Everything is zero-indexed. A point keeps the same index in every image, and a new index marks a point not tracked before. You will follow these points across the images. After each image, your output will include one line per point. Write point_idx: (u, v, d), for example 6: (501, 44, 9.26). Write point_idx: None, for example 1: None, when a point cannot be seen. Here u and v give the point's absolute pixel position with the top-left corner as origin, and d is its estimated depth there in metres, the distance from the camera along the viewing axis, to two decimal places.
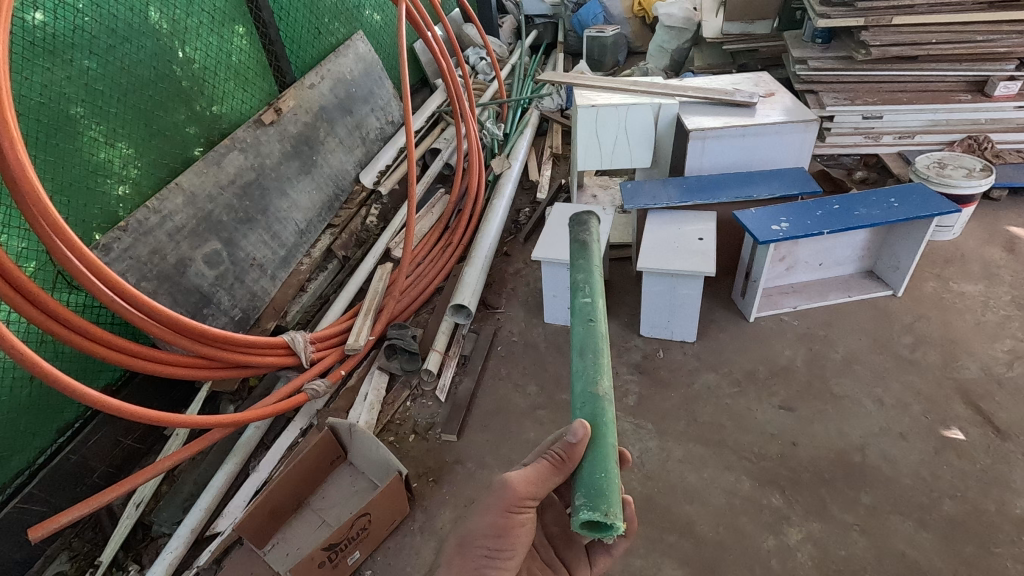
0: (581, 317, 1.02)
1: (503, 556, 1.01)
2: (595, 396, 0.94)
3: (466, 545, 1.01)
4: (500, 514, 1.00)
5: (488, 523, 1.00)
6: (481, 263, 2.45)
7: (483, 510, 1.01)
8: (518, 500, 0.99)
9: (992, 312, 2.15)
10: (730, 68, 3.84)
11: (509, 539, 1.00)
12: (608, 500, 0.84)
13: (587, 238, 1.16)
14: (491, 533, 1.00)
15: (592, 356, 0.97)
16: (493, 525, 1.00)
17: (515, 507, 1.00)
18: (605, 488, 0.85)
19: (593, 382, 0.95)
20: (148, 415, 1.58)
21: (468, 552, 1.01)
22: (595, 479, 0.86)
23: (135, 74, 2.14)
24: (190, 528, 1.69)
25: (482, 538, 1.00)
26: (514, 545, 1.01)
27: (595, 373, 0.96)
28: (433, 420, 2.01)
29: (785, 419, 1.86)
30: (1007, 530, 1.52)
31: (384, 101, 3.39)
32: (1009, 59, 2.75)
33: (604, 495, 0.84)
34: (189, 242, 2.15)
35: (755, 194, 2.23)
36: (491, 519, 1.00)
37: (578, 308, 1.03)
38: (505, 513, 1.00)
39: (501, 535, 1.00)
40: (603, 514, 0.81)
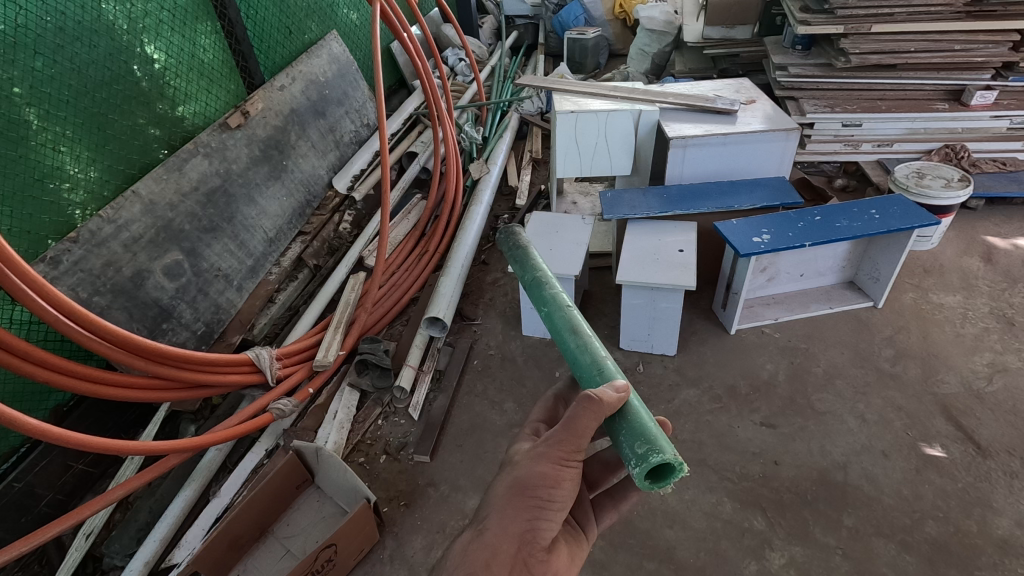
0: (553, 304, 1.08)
1: (555, 510, 0.94)
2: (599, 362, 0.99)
3: (519, 493, 0.94)
4: (553, 463, 0.94)
5: (540, 471, 0.94)
6: (458, 273, 2.37)
7: (533, 459, 0.95)
8: (570, 451, 0.95)
9: (971, 324, 2.14)
10: (711, 73, 3.82)
11: (562, 492, 0.94)
12: (663, 445, 0.85)
13: (524, 244, 1.24)
14: (544, 483, 0.94)
15: (583, 336, 1.03)
16: (546, 476, 0.94)
17: (568, 458, 0.95)
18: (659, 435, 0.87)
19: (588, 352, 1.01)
20: (94, 443, 1.47)
21: (517, 504, 0.93)
22: (647, 428, 0.88)
23: (88, 76, 2.02)
24: (143, 562, 1.59)
25: (532, 488, 0.93)
26: (565, 499, 0.95)
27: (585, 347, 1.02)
28: (405, 440, 1.94)
29: (767, 436, 1.82)
30: (990, 553, 1.49)
31: (359, 104, 3.30)
32: (986, 69, 2.76)
33: (658, 441, 0.86)
34: (147, 253, 2.04)
35: (736, 205, 2.19)
36: (544, 469, 0.94)
37: (548, 299, 1.10)
38: (558, 463, 0.94)
39: (555, 485, 0.94)
40: (670, 455, 0.83)
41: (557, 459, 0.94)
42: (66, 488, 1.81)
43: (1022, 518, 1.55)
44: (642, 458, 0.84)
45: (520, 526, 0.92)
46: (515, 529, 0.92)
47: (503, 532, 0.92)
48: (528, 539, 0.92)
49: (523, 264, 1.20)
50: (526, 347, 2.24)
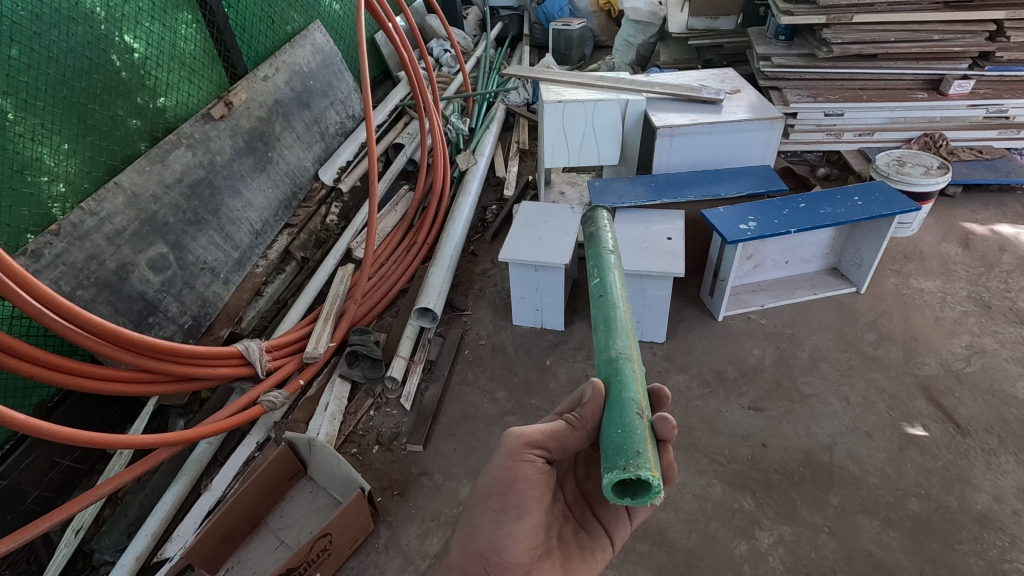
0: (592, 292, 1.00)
1: (513, 517, 0.98)
2: (612, 360, 0.90)
3: (474, 506, 1.00)
4: (502, 466, 0.99)
5: (491, 477, 0.99)
6: (448, 264, 2.36)
7: (491, 465, 1.01)
8: (520, 448, 0.99)
9: (950, 308, 2.19)
10: (695, 63, 3.83)
11: (515, 495, 0.98)
12: (626, 455, 0.76)
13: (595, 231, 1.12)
14: (496, 489, 0.98)
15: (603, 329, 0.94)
16: (497, 481, 0.99)
17: (522, 455, 0.98)
18: (622, 443, 0.78)
19: (609, 348, 0.92)
20: (82, 437, 1.45)
21: (478, 517, 0.99)
22: (610, 440, 0.80)
23: (65, 64, 1.98)
24: (134, 557, 1.57)
25: (488, 498, 0.99)
26: (522, 503, 0.98)
27: (610, 339, 0.92)
28: (399, 430, 1.94)
29: (754, 419, 1.86)
30: (969, 527, 1.54)
31: (344, 95, 3.27)
32: (963, 59, 2.81)
33: (621, 451, 0.77)
34: (131, 246, 2.00)
35: (723, 193, 2.22)
36: (494, 473, 0.99)
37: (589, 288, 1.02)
38: (508, 463, 0.99)
39: (505, 491, 0.98)
40: (621, 470, 0.74)
41: (509, 458, 0.98)
42: (53, 484, 1.79)
43: (1000, 493, 1.61)
44: (606, 466, 0.77)
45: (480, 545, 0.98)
46: (476, 547, 0.98)
47: (467, 552, 0.99)
48: (494, 558, 0.97)
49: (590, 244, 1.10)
50: (517, 337, 2.25)
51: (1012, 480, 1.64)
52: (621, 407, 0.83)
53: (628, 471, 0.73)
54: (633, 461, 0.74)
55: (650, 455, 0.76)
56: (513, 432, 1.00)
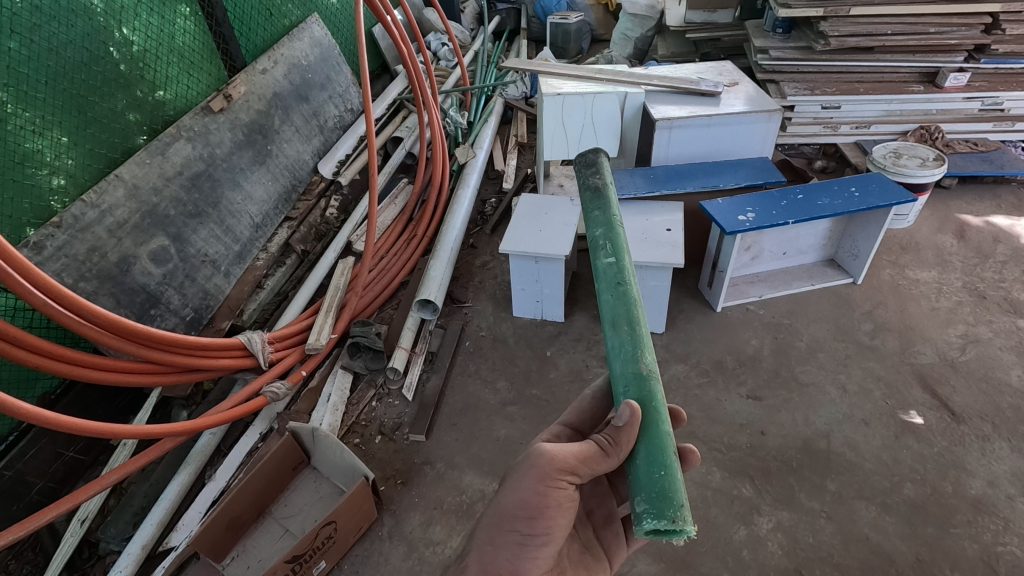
0: (608, 281, 0.99)
1: (537, 544, 0.95)
2: (642, 379, 0.88)
3: (496, 528, 0.95)
4: (533, 490, 0.92)
5: (520, 503, 0.93)
6: (448, 256, 2.38)
7: (519, 486, 0.93)
8: (555, 473, 0.92)
9: (945, 298, 2.22)
10: (693, 57, 3.84)
11: (544, 522, 0.94)
12: (672, 503, 0.76)
13: (599, 183, 1.17)
14: (524, 514, 0.93)
15: (628, 330, 0.93)
16: (527, 505, 0.93)
17: (554, 479, 0.93)
18: (667, 489, 0.77)
19: (634, 361, 0.91)
20: (87, 427, 1.47)
21: (499, 540, 0.95)
22: (652, 481, 0.78)
23: (65, 56, 1.97)
24: (140, 546, 1.59)
25: (514, 522, 0.94)
26: (548, 530, 0.95)
27: (638, 352, 0.91)
28: (401, 420, 1.95)
29: (753, 408, 1.88)
30: (964, 511, 1.57)
31: (343, 88, 3.27)
32: (958, 52, 2.83)
33: (666, 496, 0.76)
34: (132, 238, 2.01)
35: (721, 185, 2.23)
36: (523, 496, 0.93)
37: (603, 272, 1.01)
38: (540, 488, 0.92)
39: (535, 516, 0.93)
40: (671, 522, 0.73)
41: (542, 483, 0.92)
42: (57, 476, 1.80)
43: (994, 478, 1.64)
44: (650, 509, 0.76)
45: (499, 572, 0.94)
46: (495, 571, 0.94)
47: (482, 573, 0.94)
48: None
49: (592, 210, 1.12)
50: (517, 329, 2.27)
51: (1006, 466, 1.66)
52: (658, 441, 0.82)
53: (678, 524, 0.73)
54: (681, 511, 0.74)
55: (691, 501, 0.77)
56: (546, 453, 0.92)
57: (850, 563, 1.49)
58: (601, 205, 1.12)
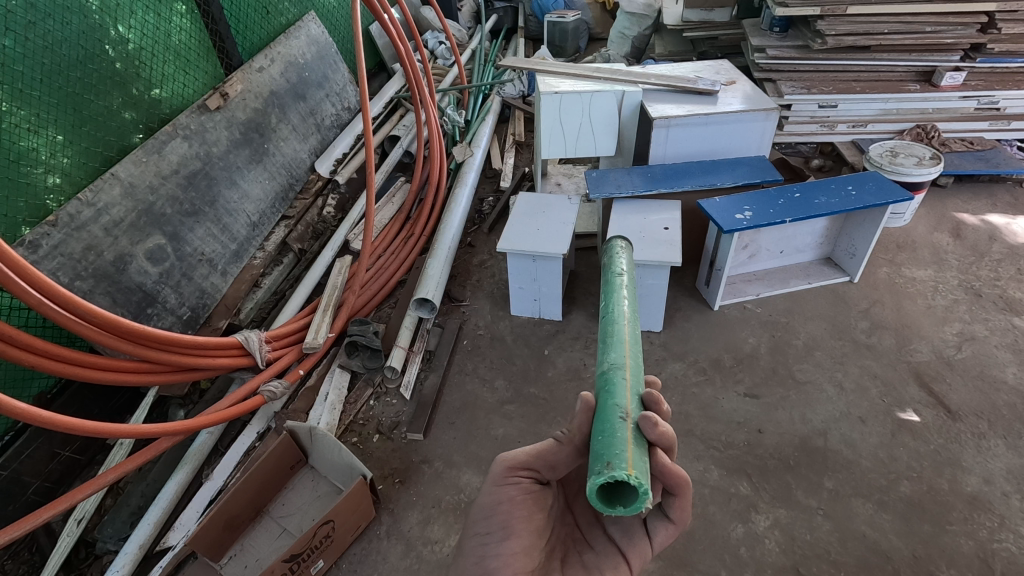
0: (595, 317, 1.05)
1: (499, 539, 1.00)
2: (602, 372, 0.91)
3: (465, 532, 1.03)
4: (489, 492, 1.04)
5: (480, 502, 1.04)
6: (446, 254, 2.37)
7: (481, 493, 1.06)
8: (506, 471, 1.04)
9: (941, 296, 2.23)
10: (690, 55, 3.85)
11: (499, 519, 1.02)
12: (605, 458, 0.77)
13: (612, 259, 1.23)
14: (483, 516, 1.03)
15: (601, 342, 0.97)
16: (486, 507, 1.04)
17: (508, 477, 1.04)
18: (601, 447, 0.78)
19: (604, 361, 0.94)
20: (85, 426, 1.46)
21: (467, 544, 1.01)
22: (593, 446, 0.80)
23: (60, 54, 1.97)
24: (137, 545, 1.58)
25: (473, 526, 1.03)
26: (507, 525, 1.01)
27: (605, 353, 0.94)
28: (398, 419, 1.95)
29: (751, 406, 1.88)
30: (960, 508, 1.58)
31: (340, 87, 3.26)
32: (955, 51, 2.84)
33: (600, 455, 0.78)
34: (128, 237, 2.00)
35: (719, 183, 2.23)
36: (483, 500, 1.04)
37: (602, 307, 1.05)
38: (494, 488, 1.04)
39: (491, 514, 1.02)
40: (599, 472, 0.75)
41: (494, 483, 1.04)
42: (53, 475, 1.79)
43: (989, 476, 1.64)
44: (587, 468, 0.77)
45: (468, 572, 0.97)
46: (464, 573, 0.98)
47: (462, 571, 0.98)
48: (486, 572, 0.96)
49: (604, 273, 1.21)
50: (515, 327, 2.27)
51: (1001, 463, 1.67)
52: (607, 412, 0.84)
53: (605, 474, 0.74)
54: (611, 463, 0.75)
55: (629, 453, 0.76)
56: (500, 457, 1.05)
57: (847, 560, 1.50)
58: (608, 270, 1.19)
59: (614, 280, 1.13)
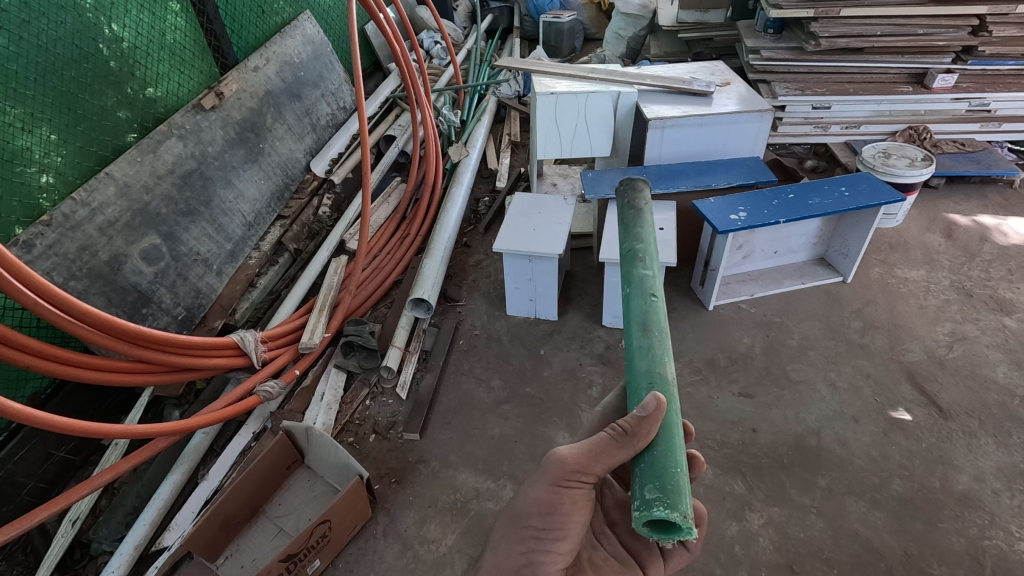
0: (642, 288, 0.95)
1: (553, 539, 0.96)
2: (669, 386, 0.87)
3: (515, 521, 0.98)
4: (547, 491, 0.96)
5: (536, 499, 0.97)
6: (441, 254, 2.38)
7: (533, 487, 0.98)
8: (567, 474, 0.96)
9: (933, 296, 2.25)
10: (685, 56, 3.86)
11: (559, 518, 0.96)
12: (684, 499, 0.74)
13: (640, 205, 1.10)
14: (540, 510, 0.96)
15: (658, 335, 0.91)
16: (541, 502, 0.96)
17: (566, 481, 0.96)
18: (682, 486, 0.75)
19: (661, 364, 0.89)
20: (80, 426, 1.46)
21: (514, 536, 0.97)
22: (669, 475, 0.77)
23: (54, 53, 1.96)
24: (132, 546, 1.57)
25: (527, 518, 0.97)
26: (565, 526, 0.96)
27: (664, 359, 0.89)
28: (395, 419, 1.95)
29: (745, 406, 1.90)
30: (951, 506, 1.60)
31: (336, 86, 3.26)
32: (946, 53, 2.87)
33: (679, 491, 0.74)
34: (123, 236, 1.99)
35: (713, 184, 2.25)
36: (539, 495, 0.97)
37: (636, 279, 0.96)
38: (553, 488, 0.96)
39: (551, 512, 0.96)
40: (684, 514, 0.71)
41: (553, 483, 0.96)
42: (48, 476, 1.79)
43: (980, 474, 1.66)
44: (662, 499, 0.73)
45: (514, 562, 0.94)
46: (510, 563, 0.95)
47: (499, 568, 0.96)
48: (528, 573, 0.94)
49: (631, 220, 1.07)
50: (511, 327, 2.27)
51: (992, 461, 1.69)
52: (672, 445, 0.81)
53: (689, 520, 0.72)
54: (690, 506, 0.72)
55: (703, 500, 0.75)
56: (558, 457, 0.96)
57: (840, 558, 1.51)
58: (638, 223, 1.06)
59: (648, 240, 1.01)
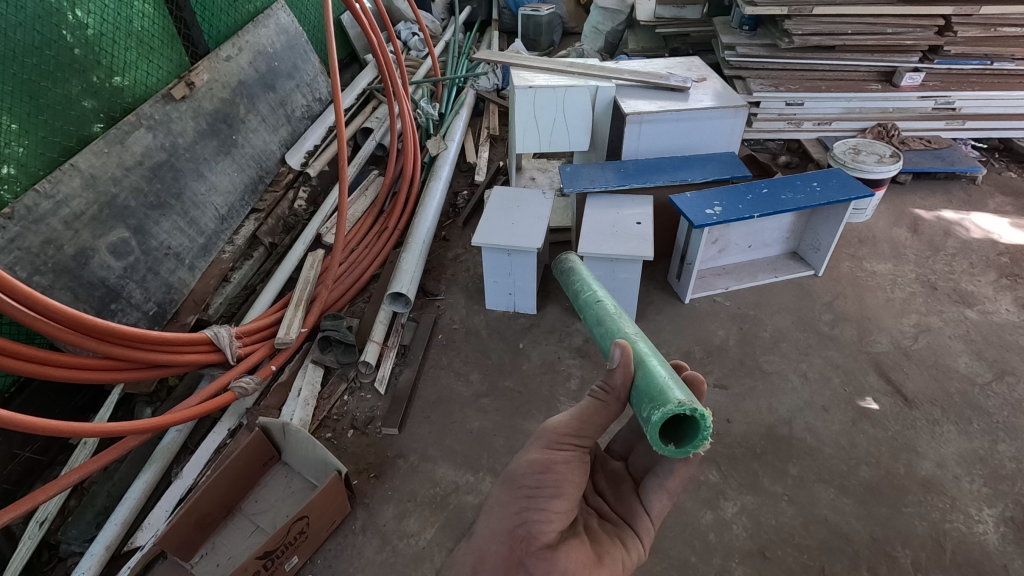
0: (588, 306, 1.18)
1: (547, 497, 0.97)
2: (626, 336, 1.04)
3: (511, 484, 1.00)
4: (539, 454, 1.01)
5: (529, 460, 1.00)
6: (420, 248, 2.36)
7: (525, 452, 1.02)
8: (559, 437, 1.02)
9: (900, 289, 2.32)
10: (662, 52, 3.89)
11: (551, 477, 0.98)
12: (670, 394, 0.88)
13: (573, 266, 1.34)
14: (532, 470, 0.99)
15: (608, 321, 1.11)
16: (533, 465, 1.00)
17: (558, 443, 1.02)
18: (664, 388, 0.90)
19: (619, 329, 1.07)
20: (48, 425, 1.42)
21: (509, 498, 0.99)
22: (653, 386, 0.91)
23: (14, 39, 1.89)
24: (103, 546, 1.54)
25: (521, 479, 0.99)
26: (557, 484, 0.98)
27: (619, 325, 1.08)
28: (373, 414, 1.95)
29: (719, 396, 1.94)
30: (915, 491, 1.65)
31: (311, 77, 3.20)
32: (914, 52, 2.94)
33: (666, 391, 0.88)
34: (90, 230, 1.94)
35: (690, 178, 2.27)
36: (530, 459, 1.00)
37: (586, 302, 1.19)
38: (546, 450, 1.01)
39: (541, 471, 0.98)
40: (672, 403, 0.86)
41: (545, 446, 1.01)
42: (13, 477, 1.73)
43: (942, 460, 1.73)
44: (651, 410, 0.88)
45: (509, 523, 0.96)
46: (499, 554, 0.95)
47: (492, 534, 0.97)
48: (521, 535, 0.95)
49: (568, 277, 1.31)
50: (490, 321, 2.28)
51: (953, 447, 1.76)
52: (649, 364, 0.97)
53: (686, 405, 0.85)
54: (681, 395, 0.87)
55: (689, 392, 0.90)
56: (547, 424, 1.05)
57: (810, 543, 1.56)
58: (575, 276, 1.29)
59: (586, 283, 1.25)
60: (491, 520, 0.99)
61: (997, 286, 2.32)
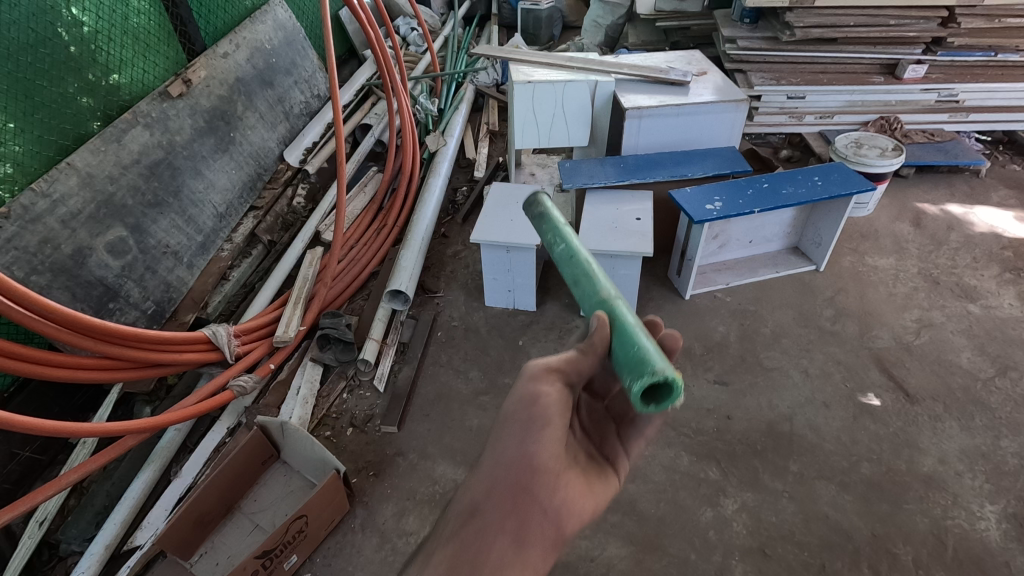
0: (563, 257, 1.08)
1: (542, 430, 0.90)
2: (604, 299, 0.99)
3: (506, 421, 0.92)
4: (528, 389, 0.93)
5: (521, 395, 0.92)
6: (419, 245, 2.36)
7: (514, 387, 0.94)
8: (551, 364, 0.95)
9: (902, 284, 2.30)
10: (663, 45, 3.87)
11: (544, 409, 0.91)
12: (652, 363, 0.86)
13: (542, 209, 1.15)
14: (524, 402, 0.91)
15: (586, 277, 1.04)
16: (525, 399, 0.92)
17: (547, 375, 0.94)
18: (645, 358, 0.87)
19: (597, 290, 1.01)
20: (46, 425, 1.42)
21: (507, 431, 0.91)
22: (632, 355, 0.89)
23: (9, 37, 1.88)
24: (103, 545, 1.54)
25: (514, 414, 0.91)
26: (550, 417, 0.91)
27: (595, 285, 1.02)
28: (372, 412, 1.94)
29: (720, 393, 1.93)
30: (916, 488, 1.64)
31: (309, 74, 3.19)
32: (917, 43, 2.90)
33: (646, 361, 0.86)
34: (87, 229, 1.93)
35: (690, 173, 2.25)
36: (523, 397, 0.92)
37: (560, 253, 1.09)
38: (534, 379, 0.93)
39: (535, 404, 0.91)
40: (653, 374, 0.84)
41: (531, 378, 0.93)
42: (13, 476, 1.74)
43: (944, 456, 1.72)
44: (631, 380, 0.86)
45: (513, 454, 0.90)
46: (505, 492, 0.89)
47: (496, 465, 0.90)
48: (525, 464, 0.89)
49: (534, 214, 1.18)
50: (490, 318, 2.27)
51: (955, 443, 1.75)
52: (627, 330, 0.93)
53: (667, 373, 0.83)
54: (660, 365, 0.84)
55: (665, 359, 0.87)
56: (534, 360, 0.97)
57: (811, 540, 1.55)
58: (543, 214, 1.16)
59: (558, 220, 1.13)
60: (493, 454, 0.91)
61: (1000, 280, 2.30)
